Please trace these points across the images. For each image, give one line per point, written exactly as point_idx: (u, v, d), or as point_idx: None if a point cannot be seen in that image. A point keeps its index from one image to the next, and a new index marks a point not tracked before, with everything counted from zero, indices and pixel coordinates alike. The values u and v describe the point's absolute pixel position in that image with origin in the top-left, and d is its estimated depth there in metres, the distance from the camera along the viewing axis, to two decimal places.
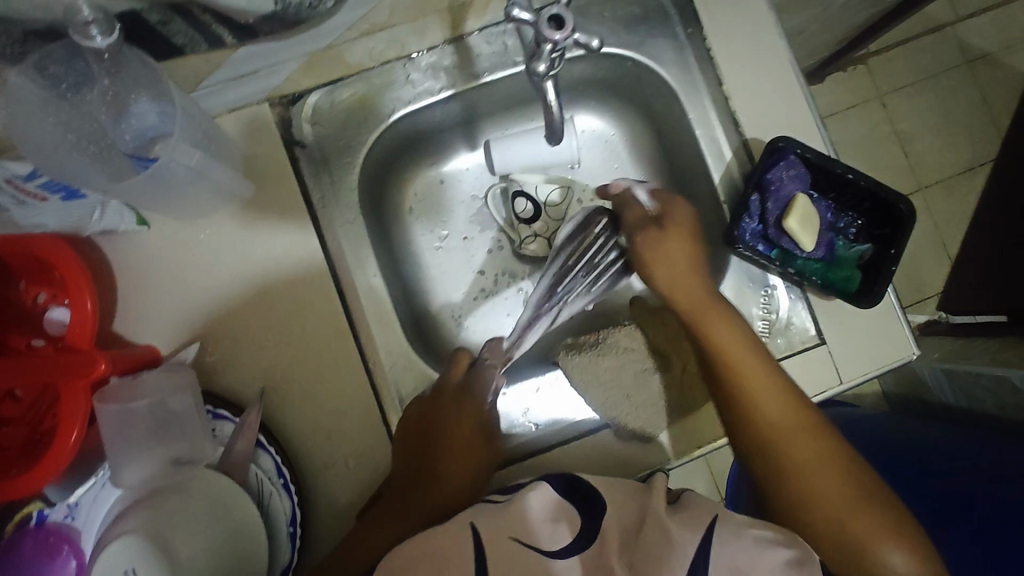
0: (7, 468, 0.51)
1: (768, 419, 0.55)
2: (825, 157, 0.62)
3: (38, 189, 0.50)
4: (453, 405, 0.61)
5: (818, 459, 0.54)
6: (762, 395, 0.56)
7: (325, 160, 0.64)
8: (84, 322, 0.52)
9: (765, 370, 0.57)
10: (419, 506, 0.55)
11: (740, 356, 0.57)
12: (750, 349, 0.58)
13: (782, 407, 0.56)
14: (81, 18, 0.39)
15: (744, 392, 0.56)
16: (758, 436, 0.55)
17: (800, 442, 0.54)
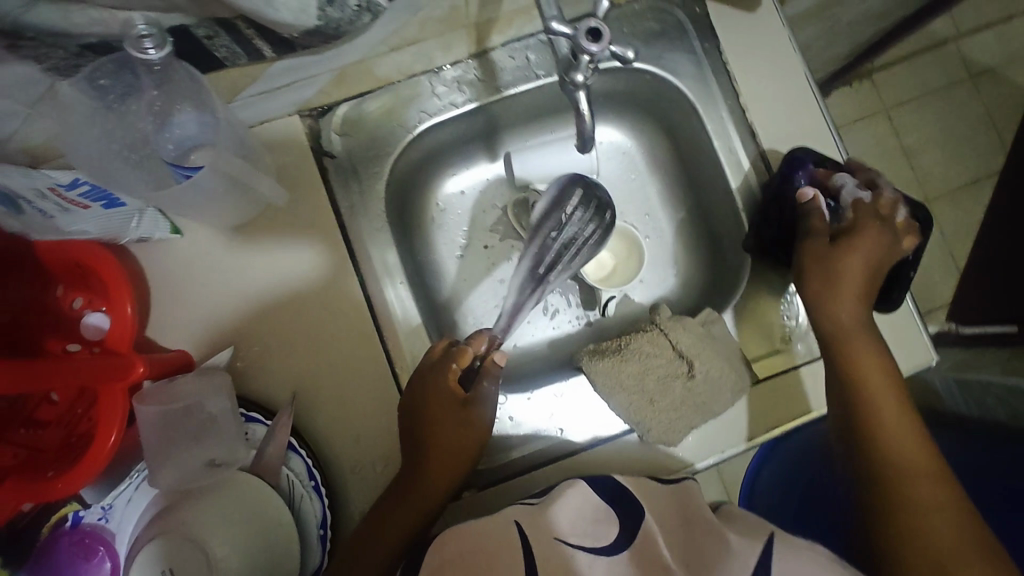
0: (44, 469, 0.52)
1: (894, 447, 0.52)
2: (840, 167, 0.65)
3: (81, 199, 0.50)
4: (441, 403, 0.59)
5: (927, 474, 0.50)
6: (890, 422, 0.53)
7: (353, 169, 0.66)
8: (123, 326, 0.55)
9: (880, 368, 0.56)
10: (398, 518, 0.55)
11: (877, 378, 0.56)
12: (888, 378, 0.56)
13: (911, 443, 0.52)
14: (137, 32, 0.40)
15: (872, 414, 0.54)
16: (881, 462, 0.52)
17: (920, 480, 0.50)
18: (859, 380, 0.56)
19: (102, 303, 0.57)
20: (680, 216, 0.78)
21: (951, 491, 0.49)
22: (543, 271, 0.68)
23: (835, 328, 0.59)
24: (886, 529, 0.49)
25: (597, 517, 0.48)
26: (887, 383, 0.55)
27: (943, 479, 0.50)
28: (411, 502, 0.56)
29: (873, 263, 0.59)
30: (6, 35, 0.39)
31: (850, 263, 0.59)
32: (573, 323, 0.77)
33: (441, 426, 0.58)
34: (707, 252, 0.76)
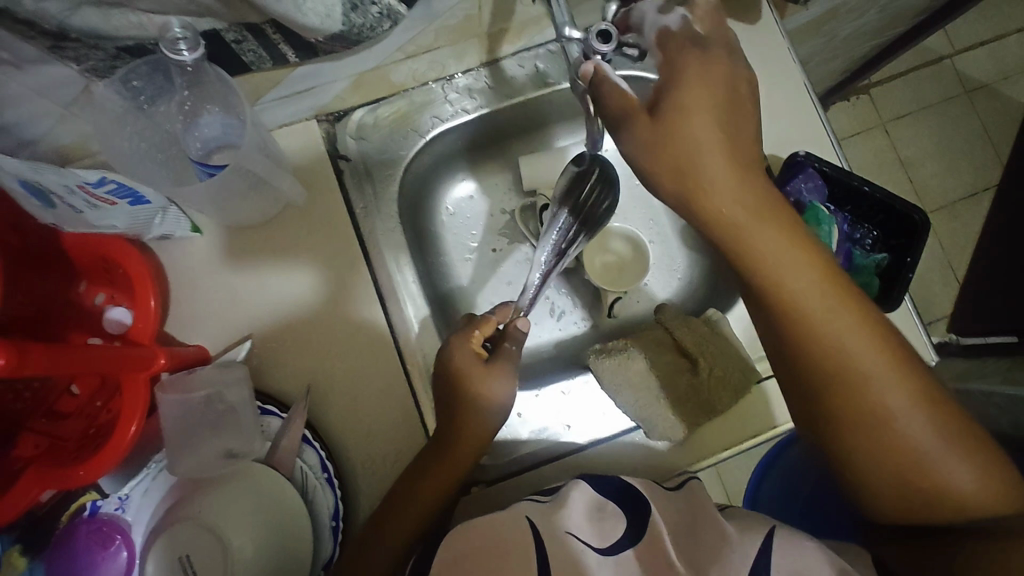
0: (65, 457, 0.53)
1: (847, 358, 0.45)
2: (842, 170, 0.66)
3: (107, 196, 0.52)
4: (471, 372, 0.59)
5: (881, 373, 0.45)
6: (836, 331, 0.46)
7: (368, 172, 0.68)
8: (146, 319, 0.57)
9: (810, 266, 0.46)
10: (417, 502, 0.56)
11: (804, 288, 0.46)
12: (816, 271, 0.46)
13: (857, 340, 0.46)
14: (172, 35, 0.43)
15: (814, 333, 0.46)
16: (830, 379, 0.46)
17: (878, 381, 0.45)
18: (791, 302, 0.46)
19: (122, 299, 0.60)
20: (683, 220, 0.80)
21: (907, 376, 0.45)
22: (566, 247, 0.68)
23: (756, 259, 0.46)
24: (843, 440, 0.46)
25: (606, 517, 0.48)
26: (817, 285, 0.46)
27: (899, 361, 0.45)
28: (432, 486, 0.57)
29: (715, 117, 0.45)
30: (53, 36, 0.41)
31: (699, 131, 0.45)
32: (580, 324, 0.79)
33: (461, 404, 0.58)
34: (710, 256, 0.78)
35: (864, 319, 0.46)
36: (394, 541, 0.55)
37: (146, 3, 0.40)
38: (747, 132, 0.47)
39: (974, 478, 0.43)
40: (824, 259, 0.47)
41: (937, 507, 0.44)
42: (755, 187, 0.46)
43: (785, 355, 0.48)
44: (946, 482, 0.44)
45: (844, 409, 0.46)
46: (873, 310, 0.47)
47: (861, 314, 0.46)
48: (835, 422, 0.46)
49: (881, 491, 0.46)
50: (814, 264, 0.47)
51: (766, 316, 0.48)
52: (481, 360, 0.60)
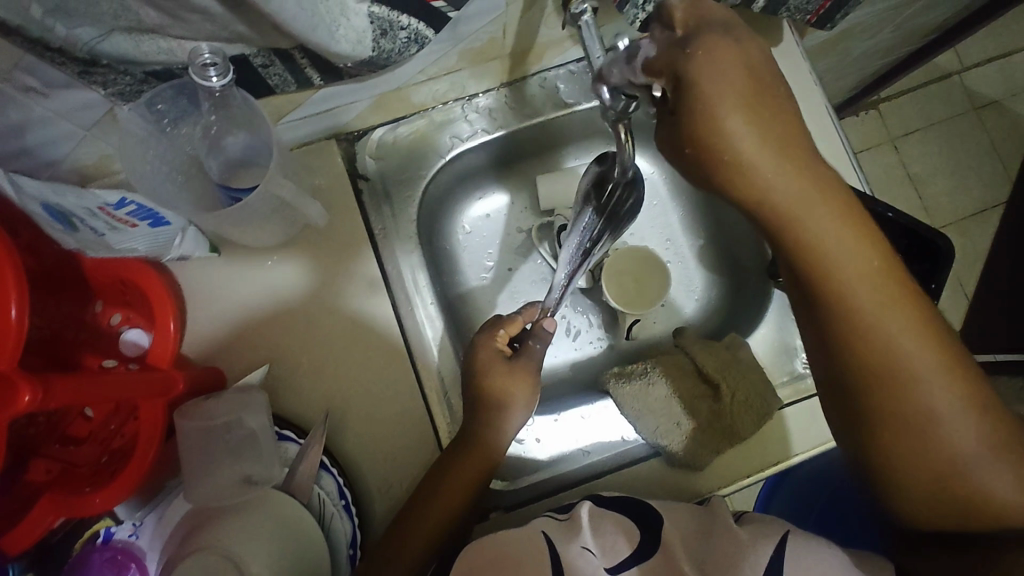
0: (81, 484, 0.52)
1: (898, 355, 0.43)
2: (865, 196, 0.65)
3: (128, 217, 0.51)
4: (497, 370, 0.61)
5: (940, 382, 0.43)
6: (888, 328, 0.43)
7: (386, 192, 0.69)
8: (166, 343, 0.56)
9: (871, 254, 0.43)
10: (433, 510, 0.56)
11: (859, 277, 0.42)
12: (874, 263, 0.43)
13: (911, 337, 0.43)
14: (201, 60, 0.42)
15: (867, 327, 0.43)
16: (875, 376, 0.44)
17: (927, 382, 0.43)
18: (847, 293, 0.43)
19: (138, 321, 0.59)
20: (700, 242, 0.80)
21: (953, 378, 0.43)
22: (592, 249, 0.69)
23: (811, 247, 0.42)
24: (885, 439, 0.45)
25: (617, 528, 0.49)
26: (872, 275, 0.43)
27: (949, 360, 0.43)
28: (450, 492, 0.57)
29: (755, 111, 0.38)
30: (84, 62, 0.41)
31: (734, 129, 0.38)
32: (596, 346, 0.78)
33: (484, 405, 0.60)
34: (728, 277, 0.78)
35: (916, 314, 0.43)
36: (414, 550, 0.55)
37: (178, 29, 0.40)
38: (785, 123, 0.40)
39: (1012, 481, 0.43)
40: (880, 243, 0.43)
41: (971, 505, 0.44)
42: (812, 173, 0.40)
43: (831, 348, 0.45)
44: (983, 485, 0.43)
45: (888, 406, 0.44)
46: (930, 310, 0.44)
47: (913, 309, 0.43)
48: (876, 419, 0.45)
49: (915, 489, 0.45)
50: (868, 252, 0.43)
51: (808, 300, 0.45)
52: (505, 357, 0.62)
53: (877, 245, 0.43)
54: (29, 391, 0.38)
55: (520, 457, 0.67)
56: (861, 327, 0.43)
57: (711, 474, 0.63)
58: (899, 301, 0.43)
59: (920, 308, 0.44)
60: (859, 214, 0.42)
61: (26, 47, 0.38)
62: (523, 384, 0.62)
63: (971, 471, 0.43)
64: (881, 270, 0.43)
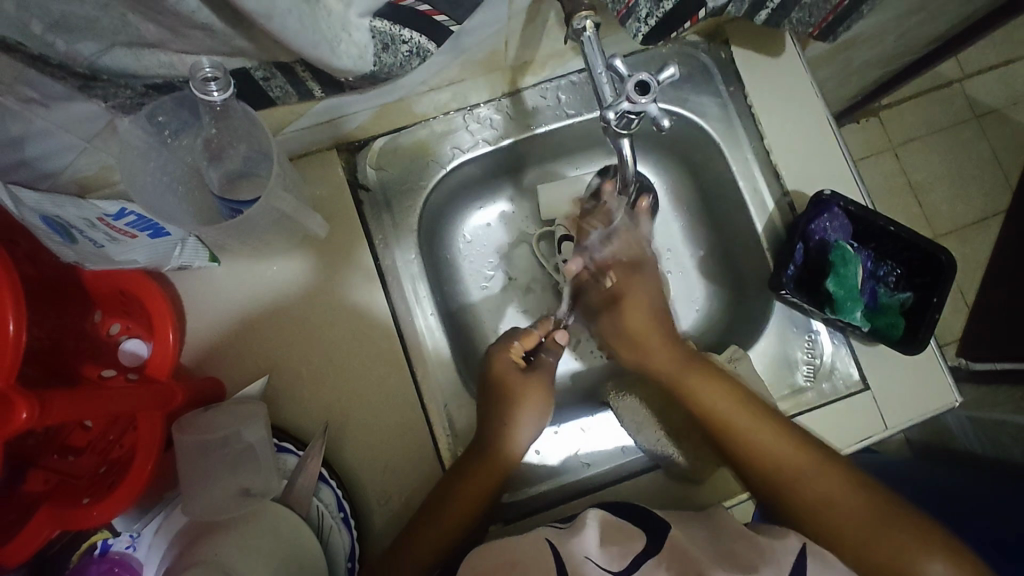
0: (79, 496, 0.51)
1: (806, 484, 0.56)
2: (867, 210, 0.64)
3: (127, 227, 0.53)
4: (510, 372, 0.64)
5: (819, 470, 0.56)
6: (792, 468, 0.57)
7: (387, 202, 0.68)
8: (165, 354, 0.56)
9: (729, 397, 0.60)
10: (445, 507, 0.56)
11: (737, 417, 0.59)
12: (731, 402, 0.60)
13: (781, 442, 0.58)
14: (203, 75, 0.42)
15: (761, 462, 0.58)
16: (802, 505, 0.56)
17: (850, 511, 0.54)
18: (739, 437, 0.59)
19: (139, 331, 0.59)
20: (701, 252, 0.80)
21: (843, 479, 0.56)
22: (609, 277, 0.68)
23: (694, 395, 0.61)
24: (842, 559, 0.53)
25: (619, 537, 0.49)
26: (748, 416, 0.59)
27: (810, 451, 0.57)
28: (465, 490, 0.57)
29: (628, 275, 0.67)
30: (84, 76, 0.40)
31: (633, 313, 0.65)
32: (596, 356, 0.78)
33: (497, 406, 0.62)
34: (728, 287, 0.78)
35: (795, 435, 0.58)
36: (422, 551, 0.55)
37: (179, 44, 0.40)
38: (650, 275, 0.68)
39: (951, 574, 0.50)
40: (764, 410, 0.60)
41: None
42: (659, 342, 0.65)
43: (752, 482, 0.59)
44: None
45: (814, 526, 0.55)
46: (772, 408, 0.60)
47: (770, 422, 0.59)
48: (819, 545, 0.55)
49: (857, 570, 0.53)
50: (732, 397, 0.60)
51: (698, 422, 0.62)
52: (519, 368, 0.65)
53: (767, 420, 0.59)
54: (26, 408, 0.38)
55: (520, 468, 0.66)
56: (769, 470, 0.58)
57: (712, 486, 0.64)
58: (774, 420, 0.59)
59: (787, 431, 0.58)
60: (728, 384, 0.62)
61: (27, 62, 0.38)
62: (539, 392, 0.65)
63: (904, 553, 0.52)
64: (760, 410, 0.60)
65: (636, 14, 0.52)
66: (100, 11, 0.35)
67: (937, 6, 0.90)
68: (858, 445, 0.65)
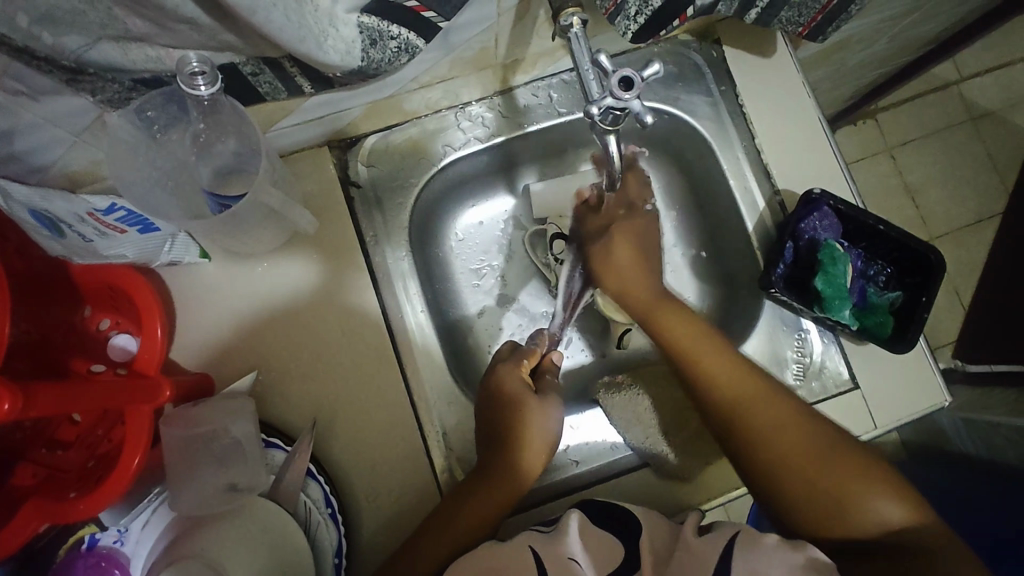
0: (66, 490, 0.51)
1: (759, 427, 0.57)
2: (857, 209, 0.65)
3: (117, 223, 0.52)
4: (519, 390, 0.62)
5: (774, 407, 0.57)
6: (753, 409, 0.57)
7: (377, 200, 0.69)
8: (153, 349, 0.56)
9: (694, 338, 0.62)
10: (451, 528, 0.55)
11: (706, 349, 0.61)
12: (698, 343, 0.61)
13: (743, 381, 0.59)
14: (189, 69, 0.42)
15: (723, 402, 0.59)
16: (756, 443, 0.56)
17: (801, 448, 0.55)
18: (694, 372, 0.60)
19: (129, 326, 0.59)
20: (692, 251, 0.80)
21: (797, 416, 0.57)
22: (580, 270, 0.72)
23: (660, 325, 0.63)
24: (785, 484, 0.54)
25: (603, 537, 0.50)
26: (717, 354, 0.60)
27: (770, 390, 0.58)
28: (470, 511, 0.56)
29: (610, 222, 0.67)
30: (70, 70, 0.40)
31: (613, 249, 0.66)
32: (586, 355, 0.78)
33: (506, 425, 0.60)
34: (720, 286, 0.78)
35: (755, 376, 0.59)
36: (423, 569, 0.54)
37: (165, 38, 0.40)
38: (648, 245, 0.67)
39: (895, 513, 0.51)
40: (732, 352, 0.61)
41: (854, 528, 0.51)
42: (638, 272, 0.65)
43: (710, 415, 0.60)
44: (870, 512, 0.51)
45: (765, 460, 0.56)
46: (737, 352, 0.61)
47: (727, 358, 0.60)
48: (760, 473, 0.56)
49: (797, 497, 0.54)
50: (692, 338, 0.62)
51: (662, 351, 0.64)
52: (529, 388, 0.63)
53: (733, 361, 0.60)
54: (9, 399, 0.38)
55: None
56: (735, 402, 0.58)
57: (700, 485, 0.64)
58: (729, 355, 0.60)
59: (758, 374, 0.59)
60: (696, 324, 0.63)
61: (13, 55, 0.38)
62: (545, 406, 0.62)
63: (852, 486, 0.52)
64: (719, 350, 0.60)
65: (625, 11, 0.52)
66: (86, 5, 0.35)
67: (930, 8, 0.91)
68: None
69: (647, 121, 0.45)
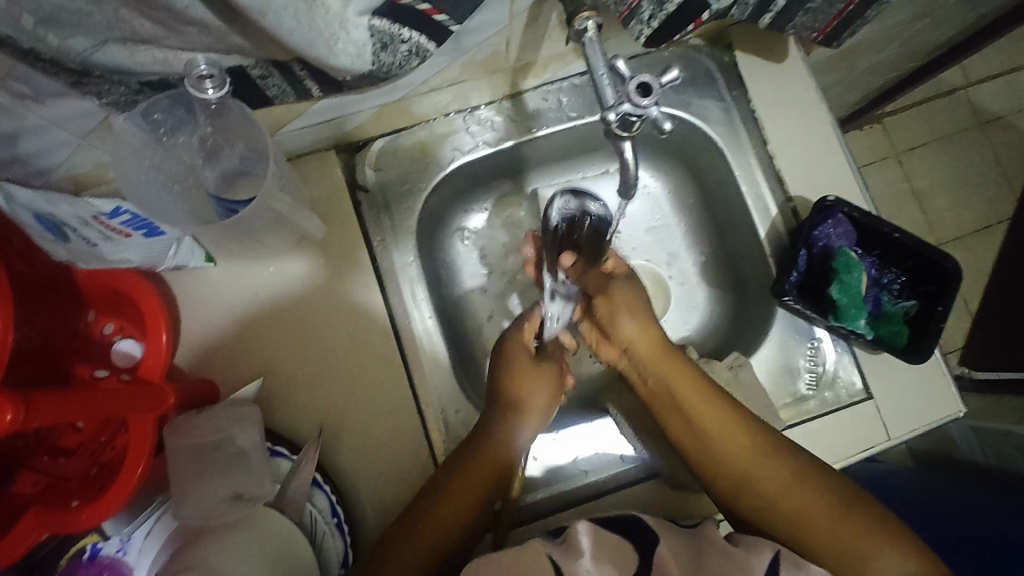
0: (68, 498, 0.51)
1: (762, 484, 0.56)
2: (872, 217, 0.63)
3: (122, 226, 0.51)
4: (525, 385, 0.63)
5: (770, 466, 0.56)
6: (755, 470, 0.56)
7: (386, 204, 0.67)
8: (157, 355, 0.55)
9: (686, 392, 0.60)
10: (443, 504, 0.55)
11: (711, 425, 0.58)
12: (689, 398, 0.60)
13: (741, 445, 0.57)
14: (197, 72, 0.41)
15: (728, 464, 0.57)
16: (760, 500, 0.56)
17: (803, 505, 0.54)
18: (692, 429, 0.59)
19: (132, 330, 0.58)
20: (702, 257, 0.79)
21: (794, 473, 0.55)
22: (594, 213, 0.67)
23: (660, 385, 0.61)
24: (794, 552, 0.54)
25: (616, 545, 0.48)
26: (716, 420, 0.58)
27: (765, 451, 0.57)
28: (464, 488, 0.56)
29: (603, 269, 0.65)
30: (77, 72, 0.40)
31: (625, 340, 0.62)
32: (594, 361, 0.77)
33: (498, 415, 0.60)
34: (730, 293, 0.77)
35: (755, 431, 0.58)
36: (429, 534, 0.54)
37: (173, 41, 0.39)
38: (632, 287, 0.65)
39: (906, 570, 0.50)
40: (730, 410, 0.59)
41: None
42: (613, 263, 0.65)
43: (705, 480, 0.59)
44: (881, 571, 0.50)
45: (768, 517, 0.55)
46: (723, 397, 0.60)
47: (715, 411, 0.59)
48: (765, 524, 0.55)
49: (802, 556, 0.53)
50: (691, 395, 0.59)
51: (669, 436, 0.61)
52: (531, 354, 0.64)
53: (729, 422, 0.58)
54: (11, 408, 0.38)
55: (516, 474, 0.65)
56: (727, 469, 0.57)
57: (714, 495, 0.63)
58: (719, 415, 0.59)
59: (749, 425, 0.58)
60: (701, 378, 0.61)
61: (18, 57, 0.37)
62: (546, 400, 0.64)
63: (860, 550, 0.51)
64: (708, 402, 0.59)
65: (638, 16, 0.51)
66: (92, 6, 0.35)
67: (941, 12, 0.90)
68: (861, 454, 0.64)
69: (664, 129, 0.43)
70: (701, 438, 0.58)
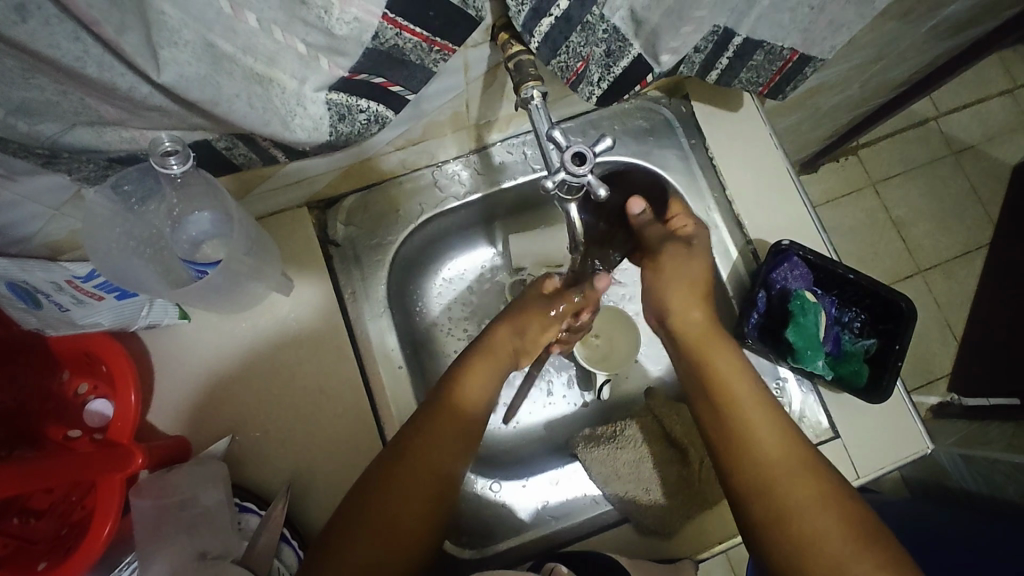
0: (36, 561, 0.51)
1: (763, 459, 0.54)
2: (825, 258, 0.66)
3: (95, 290, 0.53)
4: (499, 350, 0.65)
5: (772, 439, 0.55)
6: (761, 440, 0.55)
7: (356, 257, 0.70)
8: (127, 415, 0.56)
9: (726, 351, 0.61)
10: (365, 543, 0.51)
11: (744, 395, 0.58)
12: (728, 355, 0.60)
13: (761, 422, 0.56)
14: (162, 149, 0.44)
15: (739, 428, 0.56)
16: (754, 475, 0.54)
17: (789, 479, 0.53)
18: (717, 382, 0.59)
19: (105, 391, 0.59)
20: None
21: (793, 452, 0.55)
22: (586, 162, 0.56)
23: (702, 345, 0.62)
24: (760, 515, 0.53)
25: None
26: (747, 389, 0.58)
27: (777, 425, 0.56)
28: (400, 514, 0.54)
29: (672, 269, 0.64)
30: (45, 155, 0.42)
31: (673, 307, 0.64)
32: (568, 404, 0.78)
33: (437, 437, 0.57)
34: None
35: (774, 414, 0.57)
36: (375, 511, 0.53)
37: (137, 122, 0.42)
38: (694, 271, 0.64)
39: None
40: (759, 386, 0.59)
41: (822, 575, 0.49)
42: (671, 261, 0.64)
43: (713, 432, 0.58)
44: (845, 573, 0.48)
45: (750, 487, 0.54)
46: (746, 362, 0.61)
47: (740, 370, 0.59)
48: (746, 496, 0.54)
49: (772, 538, 0.52)
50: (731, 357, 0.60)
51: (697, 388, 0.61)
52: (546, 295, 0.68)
53: (753, 387, 0.58)
54: None
55: (489, 519, 0.66)
56: (738, 427, 0.56)
57: (687, 539, 0.63)
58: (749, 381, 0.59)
59: (768, 399, 0.58)
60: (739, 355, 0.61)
61: None
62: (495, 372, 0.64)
63: (827, 537, 0.50)
64: (739, 363, 0.60)
65: (587, 78, 0.53)
66: (58, 96, 0.37)
67: (896, 55, 0.94)
68: None
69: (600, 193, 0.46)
70: (726, 403, 0.58)
